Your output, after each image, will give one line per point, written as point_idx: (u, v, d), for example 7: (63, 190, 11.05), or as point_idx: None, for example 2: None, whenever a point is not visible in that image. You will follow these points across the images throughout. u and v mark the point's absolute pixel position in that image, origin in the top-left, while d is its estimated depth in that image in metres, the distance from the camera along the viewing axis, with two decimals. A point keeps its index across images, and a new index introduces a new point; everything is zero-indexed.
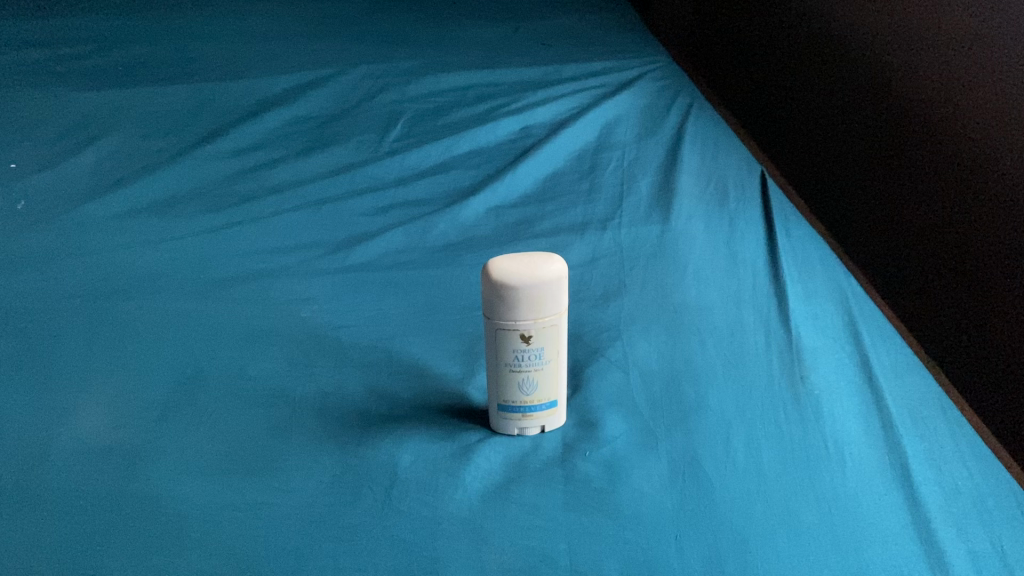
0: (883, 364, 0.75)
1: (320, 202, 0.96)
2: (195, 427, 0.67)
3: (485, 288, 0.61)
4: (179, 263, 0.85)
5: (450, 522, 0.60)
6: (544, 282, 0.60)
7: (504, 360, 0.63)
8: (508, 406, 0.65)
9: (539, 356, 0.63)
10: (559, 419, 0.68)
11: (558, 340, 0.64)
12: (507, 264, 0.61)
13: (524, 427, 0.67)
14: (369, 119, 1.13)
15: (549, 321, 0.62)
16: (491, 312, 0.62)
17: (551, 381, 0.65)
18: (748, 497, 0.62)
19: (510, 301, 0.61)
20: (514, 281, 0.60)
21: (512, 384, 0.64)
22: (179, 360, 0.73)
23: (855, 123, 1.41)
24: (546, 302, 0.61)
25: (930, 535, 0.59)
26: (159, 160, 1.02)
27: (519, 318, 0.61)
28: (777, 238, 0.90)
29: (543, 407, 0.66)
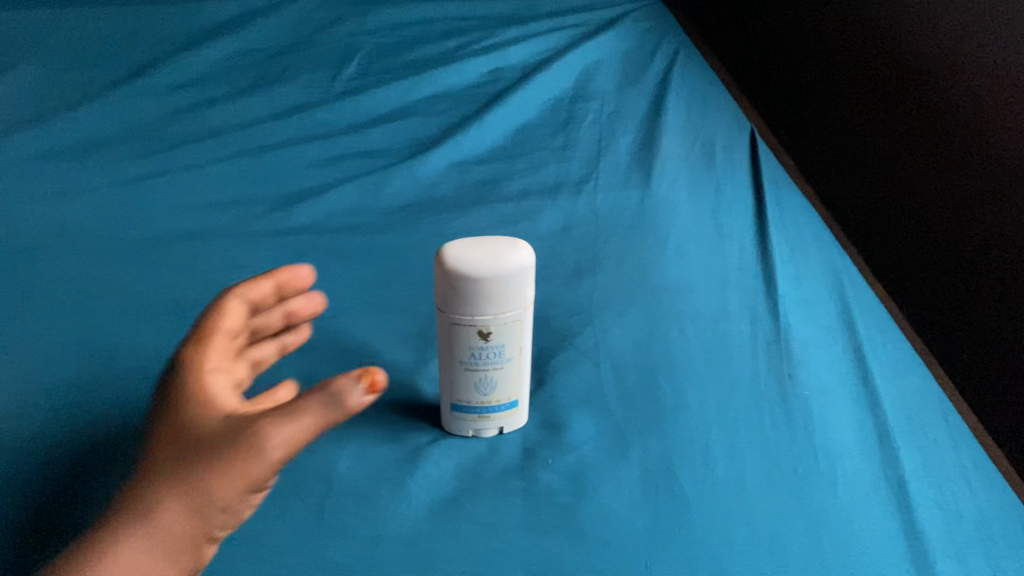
0: (880, 360, 0.68)
1: (262, 148, 0.86)
2: (102, 410, 0.57)
3: (439, 277, 0.53)
4: (101, 219, 0.75)
5: (391, 543, 0.52)
6: (508, 275, 0.52)
7: (459, 356, 0.55)
8: (463, 406, 0.58)
9: (500, 354, 0.56)
10: (519, 420, 0.60)
11: (523, 336, 0.56)
12: (465, 250, 0.52)
13: (480, 429, 0.59)
14: (324, 53, 1.02)
15: (512, 316, 0.54)
16: (446, 304, 0.53)
17: (512, 380, 0.57)
18: (729, 519, 0.55)
19: (468, 293, 0.52)
20: (474, 271, 0.52)
21: (467, 383, 0.56)
22: (90, 336, 0.64)
23: (927, 62, 0.96)
24: (510, 295, 0.53)
25: (929, 566, 0.53)
26: (85, 95, 0.90)
27: (478, 312, 0.53)
28: (766, 209, 0.82)
29: (503, 408, 0.58)
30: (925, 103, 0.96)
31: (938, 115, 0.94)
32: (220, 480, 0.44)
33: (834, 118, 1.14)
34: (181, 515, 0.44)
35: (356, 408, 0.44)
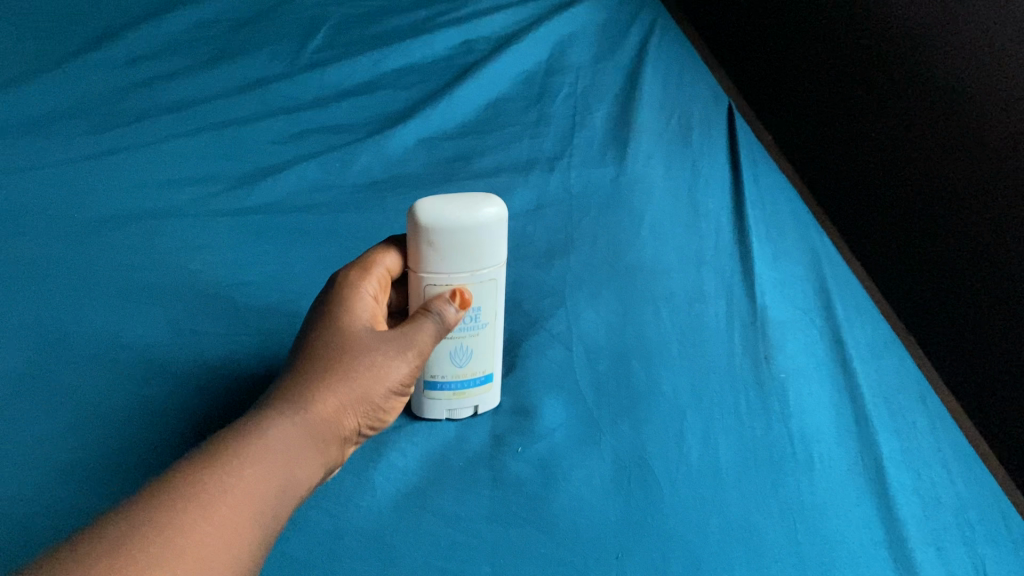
0: (858, 341, 0.66)
1: (223, 124, 0.82)
2: (53, 398, 0.54)
3: (413, 235, 0.53)
4: (54, 198, 0.72)
5: (354, 537, 0.50)
6: (483, 227, 0.53)
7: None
8: (437, 384, 0.57)
9: (476, 318, 0.56)
10: (494, 400, 0.60)
11: (496, 300, 0.57)
12: (438, 204, 0.53)
13: (455, 408, 0.58)
14: (288, 24, 0.98)
15: (488, 274, 0.55)
16: (420, 265, 0.54)
17: (486, 349, 0.58)
18: (703, 508, 0.54)
19: (445, 249, 0.53)
20: (450, 225, 0.53)
21: (442, 353, 0.56)
22: (41, 318, 0.61)
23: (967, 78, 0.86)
24: (485, 250, 0.54)
25: (906, 555, 0.52)
26: (39, 67, 0.86)
27: (455, 268, 0.54)
28: (745, 187, 0.80)
29: (478, 382, 0.58)
30: (955, 117, 0.87)
31: (970, 140, 0.86)
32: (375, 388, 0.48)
33: (851, 74, 1.04)
34: (347, 410, 0.46)
35: (455, 322, 0.53)
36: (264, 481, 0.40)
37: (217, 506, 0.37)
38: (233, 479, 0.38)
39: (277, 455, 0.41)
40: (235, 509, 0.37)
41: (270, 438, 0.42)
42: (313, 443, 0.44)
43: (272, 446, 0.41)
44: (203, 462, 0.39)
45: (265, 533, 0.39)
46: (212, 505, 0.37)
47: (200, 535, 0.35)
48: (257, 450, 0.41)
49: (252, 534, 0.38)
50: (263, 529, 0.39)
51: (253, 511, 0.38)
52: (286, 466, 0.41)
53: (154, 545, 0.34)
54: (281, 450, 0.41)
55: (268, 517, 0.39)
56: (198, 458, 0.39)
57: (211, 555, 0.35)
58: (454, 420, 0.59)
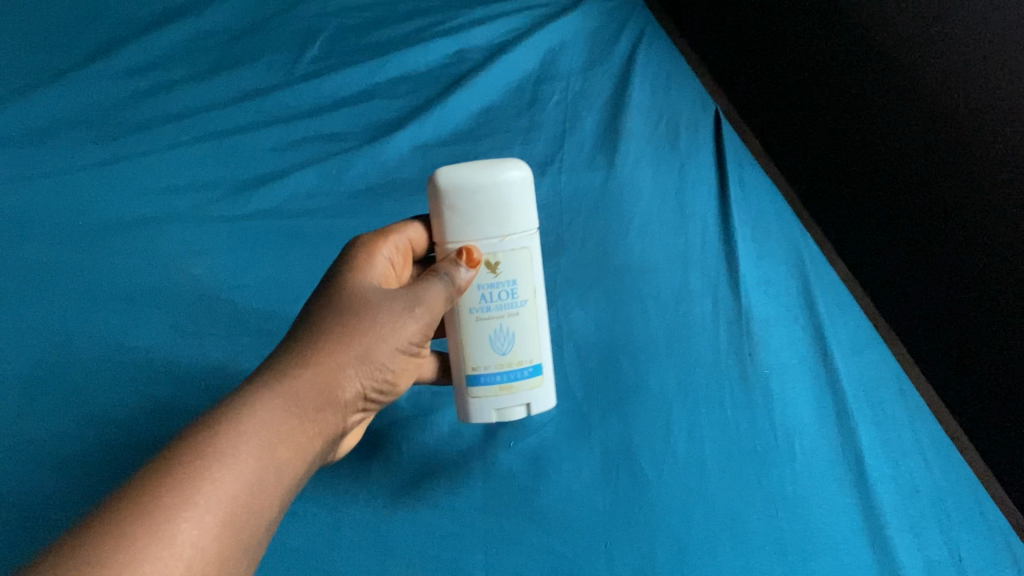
0: (841, 337, 0.68)
1: (220, 133, 0.82)
2: (71, 409, 0.62)
3: (433, 202, 0.53)
4: (61, 212, 0.74)
5: (352, 526, 0.54)
6: (504, 184, 0.52)
7: (467, 302, 0.53)
8: (482, 374, 0.53)
9: (513, 294, 0.53)
10: (547, 399, 0.55)
11: (534, 275, 0.54)
12: (454, 169, 0.53)
13: (504, 406, 0.54)
14: (262, 12, 0.94)
15: (518, 240, 0.53)
16: (446, 233, 0.53)
17: (531, 335, 0.54)
18: (688, 498, 0.56)
19: (465, 212, 0.52)
20: (467, 184, 0.52)
21: (482, 339, 0.53)
22: (50, 328, 0.67)
23: (940, 62, 0.81)
24: (512, 213, 0.53)
25: (883, 539, 0.56)
26: (26, 75, 0.85)
27: (480, 233, 0.53)
28: (731, 192, 0.78)
29: (526, 374, 0.54)
30: None
31: None
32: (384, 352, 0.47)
33: None
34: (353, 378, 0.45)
35: (466, 283, 0.51)
36: (255, 466, 0.38)
37: (206, 500, 0.35)
38: (223, 469, 0.37)
39: (267, 436, 0.39)
40: (224, 501, 0.36)
41: (276, 412, 0.40)
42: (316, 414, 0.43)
43: (261, 427, 0.39)
44: (189, 449, 0.37)
45: (257, 522, 0.37)
46: (202, 497, 0.35)
47: (189, 535, 0.34)
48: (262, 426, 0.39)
49: (242, 527, 0.36)
50: (253, 519, 0.37)
51: (243, 502, 0.37)
52: (276, 448, 0.39)
53: (142, 550, 0.32)
54: (271, 430, 0.40)
55: (259, 504, 0.38)
56: (184, 444, 0.37)
57: (201, 555, 0.34)
58: (448, 412, 0.59)
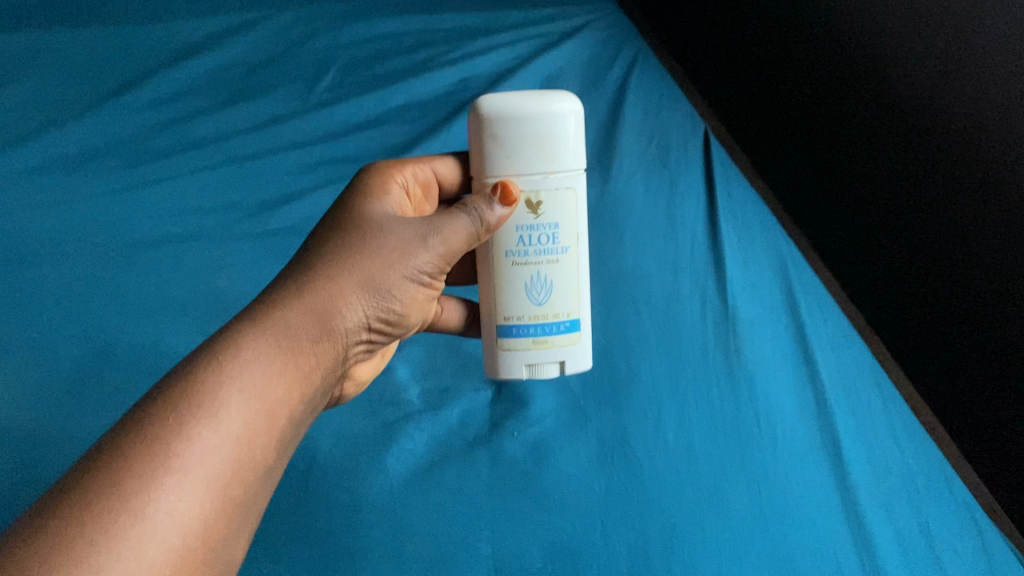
0: (821, 334, 0.73)
1: (242, 157, 0.87)
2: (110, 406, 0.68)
3: (477, 132, 0.54)
4: (97, 236, 0.79)
5: (370, 508, 0.59)
6: (554, 118, 0.53)
7: (507, 246, 0.54)
8: (517, 324, 0.55)
9: (554, 240, 0.54)
10: (583, 359, 0.57)
11: (577, 221, 0.55)
12: (505, 99, 0.53)
13: (538, 358, 0.56)
14: (275, 42, 0.98)
15: (562, 180, 0.54)
16: (489, 164, 0.53)
17: (569, 288, 0.55)
18: (679, 480, 0.63)
19: (513, 142, 0.53)
20: (517, 115, 0.52)
21: (518, 287, 0.55)
22: (89, 335, 0.72)
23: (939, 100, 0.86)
24: (557, 147, 0.53)
25: (858, 516, 0.62)
26: (54, 107, 0.88)
27: (526, 168, 0.53)
28: (718, 201, 0.82)
29: (561, 329, 0.55)
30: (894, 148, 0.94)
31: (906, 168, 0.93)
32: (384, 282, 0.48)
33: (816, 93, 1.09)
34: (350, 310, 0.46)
35: (496, 222, 0.52)
36: (237, 422, 0.38)
37: (188, 459, 0.35)
38: (206, 427, 0.36)
39: (248, 388, 0.39)
40: (208, 459, 0.36)
41: (259, 348, 0.41)
42: (308, 345, 0.43)
43: (242, 379, 0.39)
44: (168, 407, 0.36)
45: (243, 476, 0.38)
46: (185, 457, 0.35)
47: (173, 495, 0.34)
48: (247, 361, 0.40)
49: (229, 482, 0.37)
50: (239, 472, 0.37)
51: (226, 458, 0.37)
52: (260, 400, 0.39)
53: (125, 513, 0.32)
54: (253, 382, 0.39)
55: (245, 457, 0.38)
56: (161, 402, 0.37)
57: (187, 515, 0.34)
58: (456, 407, 0.66)
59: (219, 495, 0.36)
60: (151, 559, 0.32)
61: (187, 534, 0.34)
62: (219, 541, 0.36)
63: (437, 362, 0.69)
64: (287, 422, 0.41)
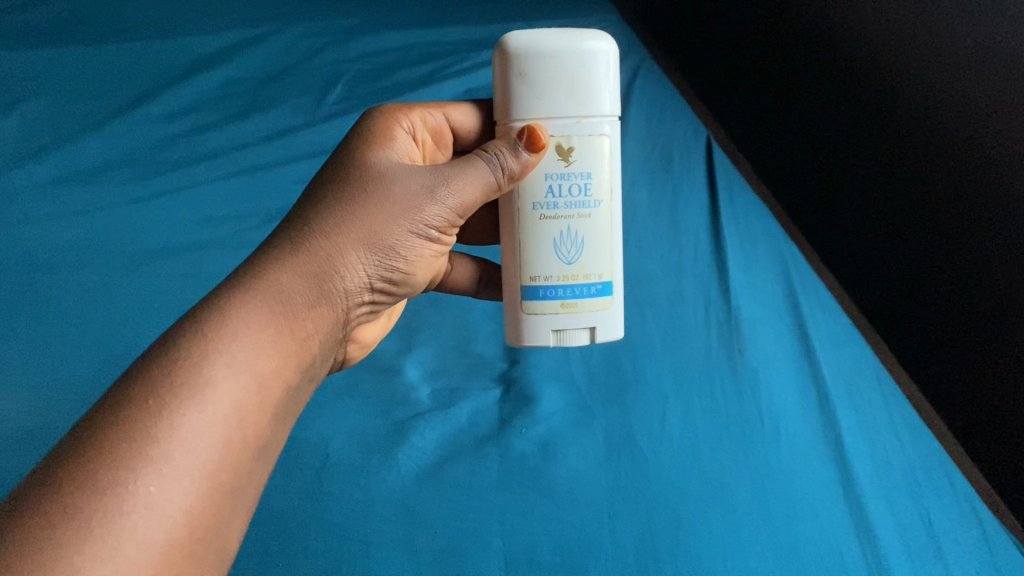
0: (822, 334, 0.74)
1: (254, 168, 0.87)
2: None
3: (502, 71, 0.49)
4: (112, 245, 0.79)
5: (383, 504, 0.61)
6: (589, 57, 0.48)
7: (534, 197, 0.50)
8: (544, 284, 0.50)
9: (587, 191, 0.50)
10: (615, 327, 0.51)
11: (611, 172, 0.50)
12: (535, 34, 0.49)
13: (566, 324, 0.51)
14: (285, 58, 0.99)
15: (596, 124, 0.49)
16: (515, 107, 0.49)
17: (602, 246, 0.51)
18: (684, 473, 0.64)
19: (543, 83, 0.48)
20: (549, 54, 0.48)
21: (546, 243, 0.50)
22: (107, 340, 0.73)
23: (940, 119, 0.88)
24: (591, 89, 0.49)
25: (860, 508, 0.63)
26: (67, 121, 0.88)
27: (557, 112, 0.49)
28: (720, 206, 0.83)
29: (593, 292, 0.51)
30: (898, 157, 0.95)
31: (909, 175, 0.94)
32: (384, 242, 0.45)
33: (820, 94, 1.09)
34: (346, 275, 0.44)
35: (523, 168, 0.48)
36: (224, 401, 0.36)
37: (170, 446, 0.33)
38: (191, 409, 0.35)
39: (236, 362, 0.37)
40: (192, 444, 0.34)
41: (247, 318, 0.39)
42: (300, 314, 0.41)
43: (229, 353, 0.37)
44: (146, 390, 0.34)
45: (235, 457, 0.36)
46: (166, 445, 0.33)
47: (154, 488, 0.32)
48: (234, 333, 0.38)
49: (216, 467, 0.35)
50: (229, 454, 0.35)
51: (214, 441, 0.35)
52: (250, 374, 0.37)
53: (100, 511, 0.31)
54: (242, 357, 0.37)
55: (235, 439, 0.36)
56: (139, 385, 0.35)
57: (170, 507, 0.33)
58: (466, 405, 0.68)
59: (206, 481, 0.34)
60: (131, 560, 0.31)
61: (171, 528, 0.32)
62: (209, 530, 0.34)
63: (447, 364, 0.71)
64: (283, 394, 0.39)
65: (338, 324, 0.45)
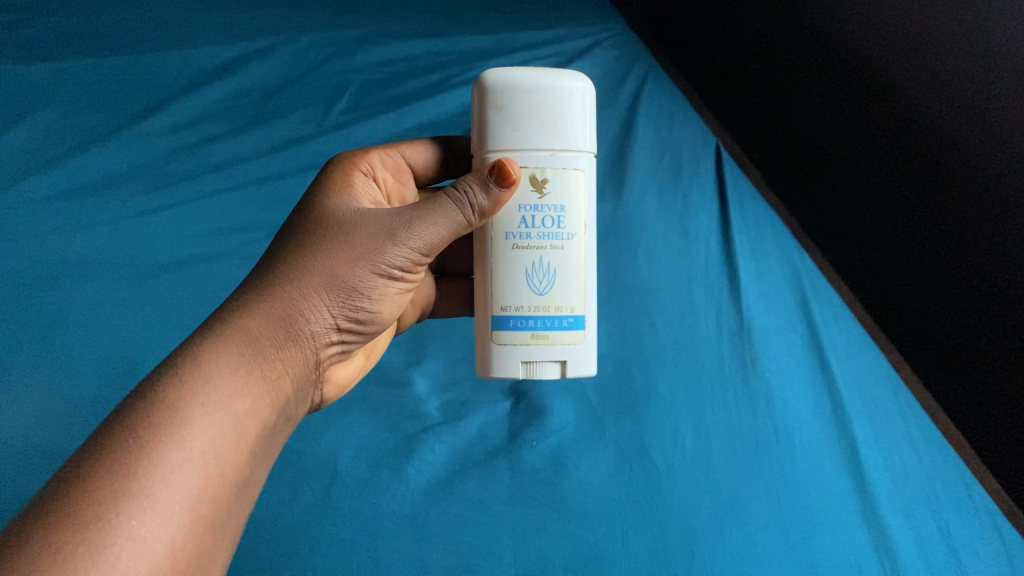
0: (836, 343, 0.73)
1: (260, 179, 0.86)
2: None
3: (479, 103, 0.49)
4: (118, 259, 0.79)
5: (392, 520, 0.60)
6: (564, 95, 0.49)
7: (506, 227, 0.49)
8: (516, 316, 0.49)
9: (559, 224, 0.49)
10: (587, 363, 0.50)
11: (586, 208, 0.50)
12: (513, 70, 0.49)
13: (535, 357, 0.49)
14: (291, 68, 0.98)
15: (569, 160, 0.49)
16: (487, 139, 0.49)
17: (574, 279, 0.49)
18: (697, 487, 0.63)
19: (516, 117, 0.48)
20: (524, 88, 0.48)
21: (517, 273, 0.49)
22: (113, 353, 0.73)
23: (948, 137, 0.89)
24: (566, 127, 0.49)
25: (878, 520, 0.63)
26: (73, 134, 0.87)
27: (531, 146, 0.48)
28: (731, 214, 0.81)
29: (565, 325, 0.49)
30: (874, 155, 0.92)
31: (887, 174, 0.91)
32: (354, 281, 0.45)
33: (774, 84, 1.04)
34: (317, 315, 0.44)
35: (495, 202, 0.47)
36: (201, 438, 0.36)
37: (150, 482, 0.34)
38: (168, 446, 0.35)
39: (211, 402, 0.38)
40: (172, 479, 0.35)
41: (217, 361, 0.39)
42: (270, 355, 0.42)
43: (203, 393, 0.38)
44: (123, 430, 0.35)
45: (215, 492, 0.36)
46: (146, 480, 0.34)
47: (135, 520, 0.33)
48: (206, 374, 0.38)
49: (197, 500, 0.35)
50: (209, 488, 0.36)
51: (194, 475, 0.35)
52: (225, 412, 0.38)
53: (83, 545, 0.31)
54: (216, 397, 0.38)
55: (214, 474, 0.36)
56: (116, 425, 0.35)
57: (153, 539, 0.33)
58: (475, 418, 0.67)
59: (188, 515, 0.35)
60: None
61: (154, 559, 0.33)
62: (193, 562, 0.34)
63: (456, 376, 0.70)
64: (260, 435, 0.40)
65: (311, 364, 0.45)
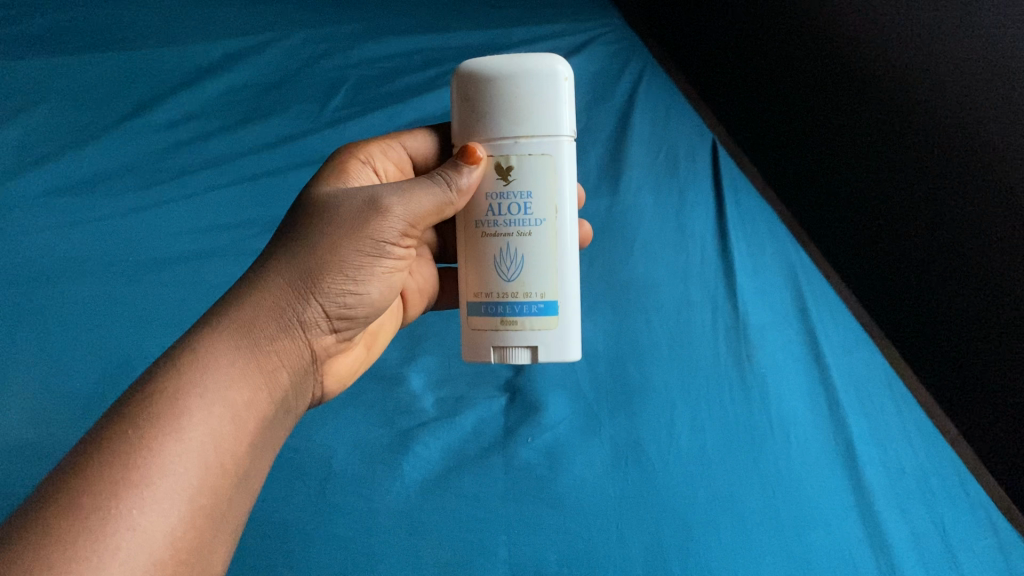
0: (832, 339, 0.73)
1: (255, 175, 0.86)
2: None
3: (453, 95, 0.50)
4: (113, 256, 0.78)
5: (387, 516, 0.60)
6: (529, 79, 0.48)
7: (478, 216, 0.50)
8: (486, 302, 0.49)
9: (526, 210, 0.49)
10: (558, 348, 0.49)
11: (557, 191, 0.49)
12: (483, 59, 0.49)
13: (503, 342, 0.49)
14: (286, 64, 0.98)
15: (536, 145, 0.48)
16: (462, 131, 0.50)
17: (546, 264, 0.49)
18: (692, 483, 0.63)
19: (484, 106, 0.49)
20: (487, 76, 0.48)
21: (487, 260, 0.49)
22: (108, 348, 0.73)
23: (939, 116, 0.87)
24: (533, 111, 0.48)
25: (874, 516, 0.63)
26: (68, 131, 0.87)
27: (497, 133, 0.48)
28: (726, 209, 0.81)
29: (534, 311, 0.49)
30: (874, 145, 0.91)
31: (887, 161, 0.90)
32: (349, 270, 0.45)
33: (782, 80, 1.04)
34: (312, 306, 0.44)
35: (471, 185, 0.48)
36: (199, 429, 0.36)
37: (150, 472, 0.34)
38: (167, 437, 0.35)
39: (210, 394, 0.38)
40: (172, 470, 0.35)
41: (212, 352, 0.39)
42: (265, 347, 0.42)
43: (202, 384, 0.38)
44: (125, 422, 0.35)
45: (214, 483, 0.36)
46: (146, 470, 0.34)
47: (136, 510, 0.33)
48: (201, 366, 0.38)
49: (197, 491, 0.35)
50: (209, 479, 0.36)
51: (194, 465, 0.35)
52: (224, 403, 0.38)
53: (85, 535, 0.31)
54: (214, 387, 0.38)
55: (213, 465, 0.36)
56: (117, 419, 0.35)
57: (154, 529, 0.33)
58: (470, 415, 0.67)
59: (188, 505, 0.35)
60: None
61: (155, 549, 0.33)
62: (193, 552, 0.34)
63: (451, 373, 0.70)
64: (258, 427, 0.40)
65: (306, 354, 0.45)
